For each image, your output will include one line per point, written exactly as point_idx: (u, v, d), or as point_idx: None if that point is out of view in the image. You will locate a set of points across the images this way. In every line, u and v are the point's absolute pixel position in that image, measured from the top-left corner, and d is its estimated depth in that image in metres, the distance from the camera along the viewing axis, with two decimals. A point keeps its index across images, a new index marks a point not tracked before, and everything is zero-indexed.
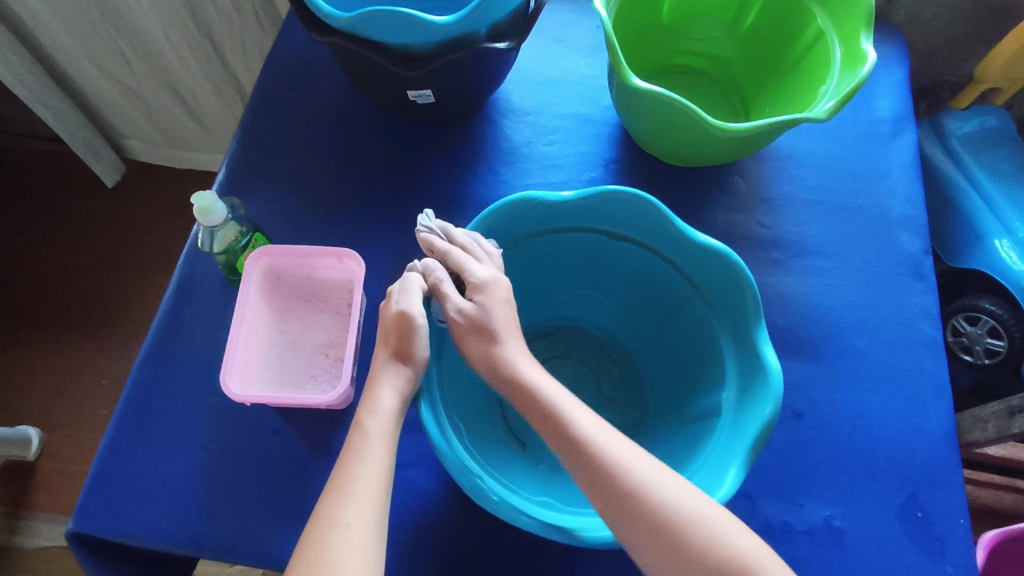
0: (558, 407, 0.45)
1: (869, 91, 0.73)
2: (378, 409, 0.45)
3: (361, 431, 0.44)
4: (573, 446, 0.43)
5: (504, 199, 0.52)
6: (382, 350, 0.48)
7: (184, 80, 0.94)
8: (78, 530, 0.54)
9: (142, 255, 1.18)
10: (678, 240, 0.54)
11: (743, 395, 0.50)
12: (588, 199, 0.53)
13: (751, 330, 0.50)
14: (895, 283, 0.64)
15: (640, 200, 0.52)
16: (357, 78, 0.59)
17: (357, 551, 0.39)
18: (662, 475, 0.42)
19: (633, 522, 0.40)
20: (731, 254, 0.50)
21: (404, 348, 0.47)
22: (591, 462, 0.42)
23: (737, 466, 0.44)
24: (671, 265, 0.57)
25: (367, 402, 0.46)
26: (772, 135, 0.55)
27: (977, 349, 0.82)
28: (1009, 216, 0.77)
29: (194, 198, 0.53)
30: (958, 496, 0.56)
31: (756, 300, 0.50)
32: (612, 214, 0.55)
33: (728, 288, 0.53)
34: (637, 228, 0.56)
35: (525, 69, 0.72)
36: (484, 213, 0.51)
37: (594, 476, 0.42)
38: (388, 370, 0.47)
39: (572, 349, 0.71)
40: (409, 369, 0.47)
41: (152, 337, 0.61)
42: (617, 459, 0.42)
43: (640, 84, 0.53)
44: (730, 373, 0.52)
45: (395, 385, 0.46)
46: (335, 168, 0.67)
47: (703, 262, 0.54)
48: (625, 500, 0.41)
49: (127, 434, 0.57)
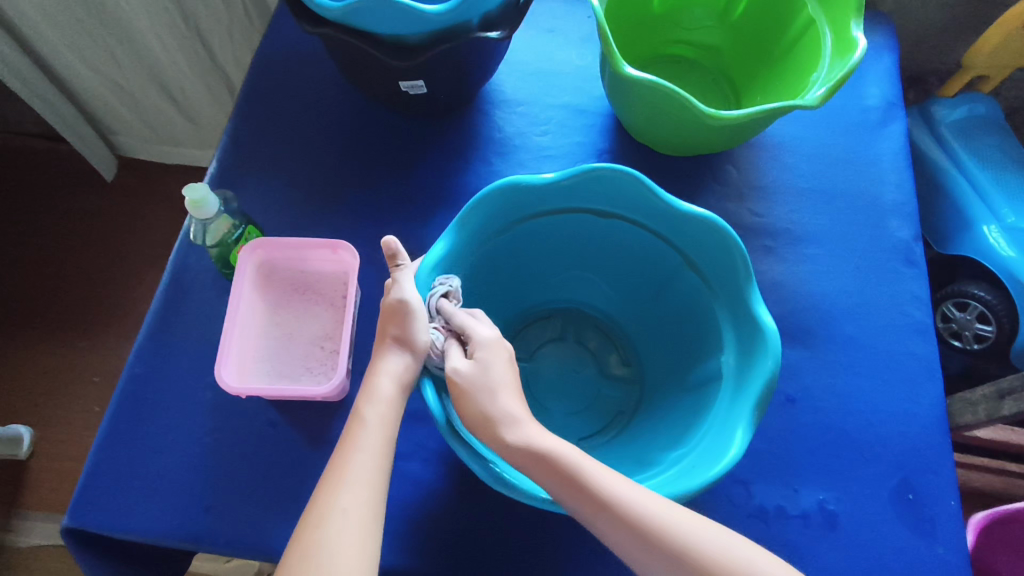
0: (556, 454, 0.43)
1: (859, 79, 0.73)
2: (377, 398, 0.45)
3: (359, 420, 0.44)
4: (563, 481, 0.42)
5: (491, 184, 0.51)
6: (380, 340, 0.48)
7: (172, 73, 0.93)
8: (74, 525, 0.54)
9: (132, 252, 1.17)
10: (668, 213, 0.54)
11: (743, 359, 0.50)
12: (575, 178, 0.53)
13: (745, 296, 0.51)
14: (885, 267, 0.65)
15: (630, 177, 0.52)
16: (349, 68, 0.59)
17: (354, 535, 0.39)
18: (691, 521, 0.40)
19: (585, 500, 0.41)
20: (720, 223, 0.50)
21: (402, 338, 0.47)
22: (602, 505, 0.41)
23: (743, 428, 0.45)
24: (665, 241, 0.57)
25: (364, 391, 0.46)
26: (764, 123, 0.56)
27: (967, 334, 0.83)
28: (997, 202, 0.78)
29: (186, 191, 0.53)
30: (949, 479, 0.57)
31: (747, 266, 0.50)
32: (603, 192, 0.55)
33: (721, 258, 0.53)
34: (626, 205, 0.56)
35: (517, 60, 0.72)
36: (472, 201, 0.50)
37: (596, 511, 0.41)
38: (386, 358, 0.47)
39: (568, 331, 0.71)
40: (405, 361, 0.47)
41: (145, 331, 0.60)
42: (632, 507, 0.40)
43: (633, 72, 0.53)
44: (728, 342, 0.53)
45: (394, 374, 0.46)
46: (327, 161, 0.67)
47: (694, 233, 0.54)
48: (629, 531, 0.40)
49: (123, 429, 0.57)
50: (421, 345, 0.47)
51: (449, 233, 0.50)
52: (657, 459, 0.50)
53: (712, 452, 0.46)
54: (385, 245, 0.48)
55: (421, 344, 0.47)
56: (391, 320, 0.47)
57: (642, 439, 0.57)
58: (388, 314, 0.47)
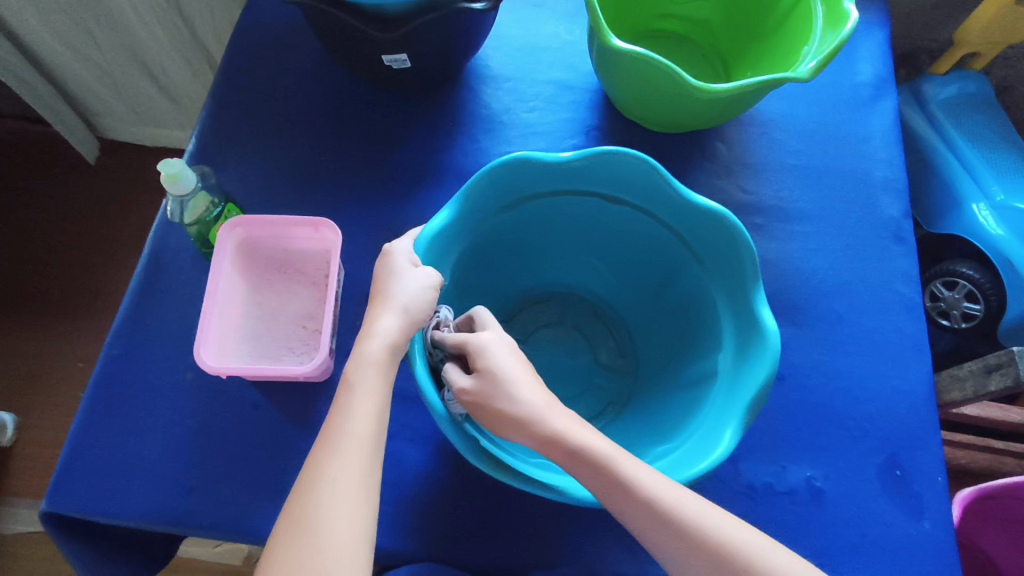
0: (614, 467, 0.40)
1: (851, 55, 0.72)
2: (365, 361, 0.42)
3: (346, 385, 0.42)
4: (573, 457, 0.41)
5: (498, 159, 0.50)
6: (376, 304, 0.45)
7: (151, 49, 0.91)
8: (52, 509, 0.53)
9: (114, 236, 1.15)
10: (674, 202, 0.53)
11: (739, 358, 0.49)
12: (584, 160, 0.51)
13: (747, 291, 0.50)
14: (876, 247, 0.64)
15: (638, 161, 0.50)
16: (331, 42, 0.58)
17: (344, 506, 0.37)
18: (756, 541, 0.39)
19: (599, 475, 0.40)
20: (728, 215, 0.49)
21: (400, 301, 0.44)
22: (667, 527, 0.39)
23: (732, 429, 0.44)
24: (668, 230, 0.56)
25: (355, 351, 0.43)
26: (754, 96, 0.55)
27: (954, 313, 0.83)
28: (985, 179, 0.77)
29: (161, 165, 0.52)
30: (936, 455, 0.57)
31: (754, 263, 0.49)
32: (608, 176, 0.54)
33: (723, 247, 0.52)
34: (632, 191, 0.54)
35: (505, 35, 0.71)
36: (476, 175, 0.49)
37: (609, 488, 0.40)
38: (380, 320, 0.44)
39: (565, 316, 0.70)
40: (400, 323, 0.44)
41: (124, 313, 0.59)
42: (645, 485, 0.40)
43: (621, 44, 0.52)
44: (726, 337, 0.51)
45: (387, 337, 0.43)
46: (309, 137, 0.65)
47: (698, 224, 0.53)
48: (644, 510, 0.39)
49: (101, 412, 0.56)
50: (421, 312, 0.44)
51: (449, 207, 0.48)
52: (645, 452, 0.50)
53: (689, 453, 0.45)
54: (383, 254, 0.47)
55: (420, 313, 0.44)
56: (386, 278, 0.46)
57: (635, 428, 0.56)
58: (385, 272, 0.46)
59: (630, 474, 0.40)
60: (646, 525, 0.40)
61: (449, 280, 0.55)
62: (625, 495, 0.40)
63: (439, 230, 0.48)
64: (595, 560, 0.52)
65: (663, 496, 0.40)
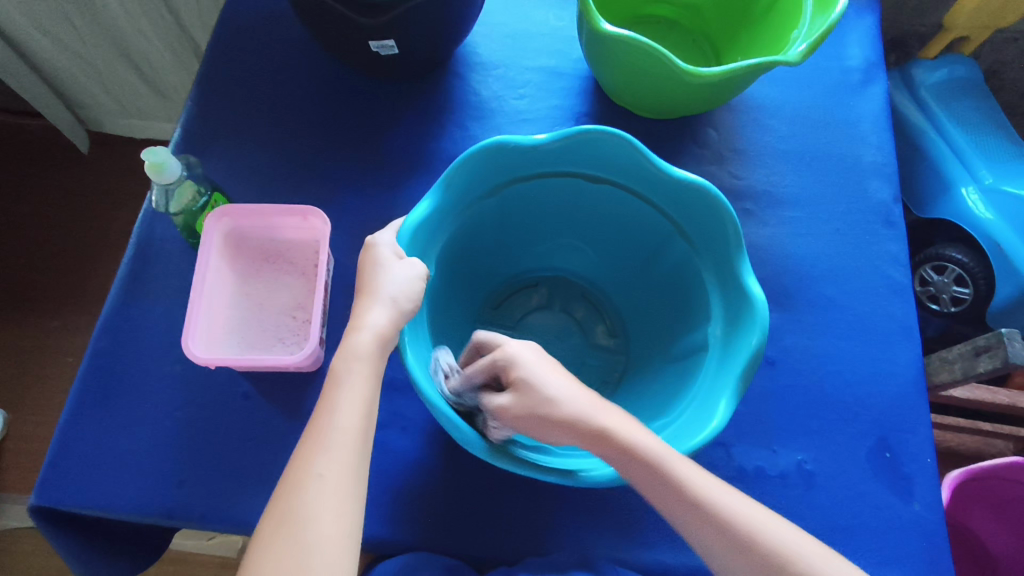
0: (668, 469, 0.40)
1: (841, 38, 0.72)
2: (354, 354, 0.42)
3: (334, 378, 0.41)
4: (624, 459, 0.41)
5: (480, 143, 0.49)
6: (363, 296, 0.44)
7: (135, 38, 0.89)
8: (41, 503, 0.52)
9: (100, 229, 1.13)
10: (659, 180, 0.53)
11: (729, 330, 0.49)
12: (566, 141, 0.51)
13: (735, 265, 0.50)
14: (866, 230, 0.64)
15: (621, 140, 0.50)
16: (317, 28, 0.57)
17: (332, 500, 0.37)
18: (810, 548, 0.40)
19: (650, 480, 0.40)
20: (712, 189, 0.49)
21: (389, 292, 0.44)
22: (726, 536, 0.40)
23: (727, 398, 0.44)
24: (654, 208, 0.56)
25: (343, 343, 0.43)
26: (745, 80, 0.55)
27: (944, 297, 0.84)
28: (976, 164, 0.77)
29: (144, 154, 0.51)
30: (926, 437, 0.58)
31: (739, 236, 0.49)
32: (592, 156, 0.53)
33: (710, 224, 0.52)
34: (617, 170, 0.54)
35: (493, 21, 0.70)
36: (460, 158, 0.49)
37: (667, 493, 0.40)
38: (369, 311, 0.43)
39: (554, 299, 0.70)
40: (389, 315, 0.43)
41: (111, 305, 0.58)
42: (703, 491, 0.40)
43: (609, 28, 0.52)
44: (715, 312, 0.51)
45: (375, 328, 0.43)
46: (296, 126, 0.64)
47: (684, 200, 0.53)
48: (703, 516, 0.40)
49: (90, 405, 0.55)
50: (410, 302, 0.44)
51: (434, 192, 0.48)
52: None
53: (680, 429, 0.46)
54: (367, 246, 0.47)
55: (410, 301, 0.44)
56: (371, 269, 0.45)
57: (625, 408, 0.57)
58: (369, 263, 0.46)
59: (683, 479, 0.40)
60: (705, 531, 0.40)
61: (437, 268, 0.54)
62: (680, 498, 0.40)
63: (424, 217, 0.48)
64: (588, 546, 0.52)
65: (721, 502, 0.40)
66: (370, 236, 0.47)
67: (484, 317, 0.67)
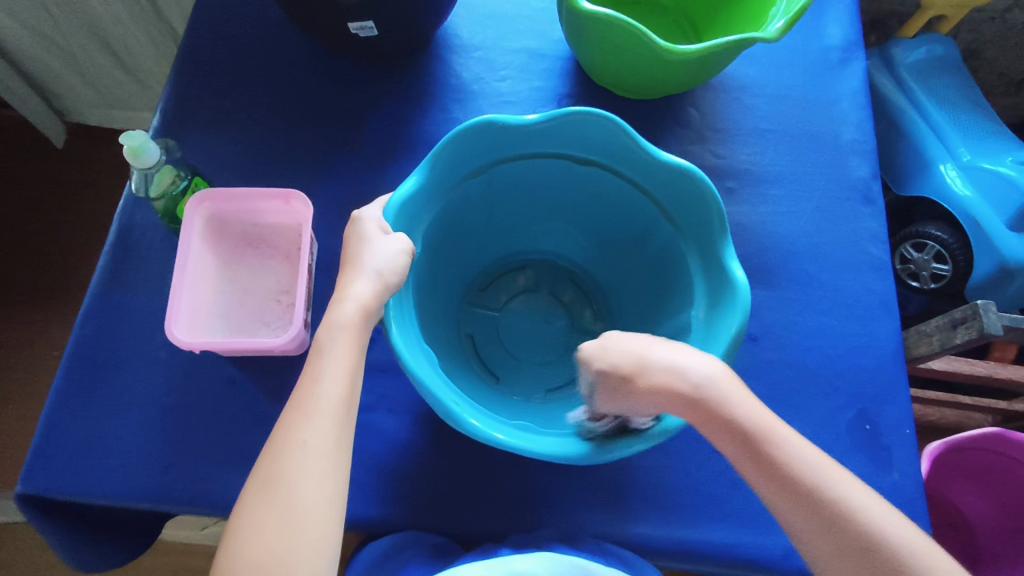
0: (758, 432, 0.42)
1: (820, 17, 0.73)
2: (338, 325, 0.42)
3: (318, 349, 0.42)
4: (723, 422, 0.42)
5: (466, 122, 0.49)
6: (348, 269, 0.45)
7: (112, 26, 0.88)
8: (27, 492, 0.52)
9: (82, 221, 1.12)
10: (644, 161, 0.52)
11: (712, 310, 0.49)
12: (552, 122, 0.51)
13: (718, 248, 0.50)
14: (845, 207, 0.65)
15: (606, 121, 0.50)
16: (294, 10, 0.56)
17: (316, 468, 0.38)
18: (904, 530, 0.40)
19: (746, 445, 0.42)
20: (696, 171, 0.49)
21: (373, 266, 0.44)
22: (813, 504, 0.40)
23: None
24: (639, 191, 0.56)
25: (326, 317, 0.43)
26: (724, 58, 0.55)
27: (924, 274, 0.85)
28: (953, 141, 0.79)
29: (123, 138, 0.50)
30: (905, 408, 0.59)
31: (722, 217, 0.49)
32: (578, 137, 0.53)
33: (693, 205, 0.52)
34: (603, 151, 0.54)
35: (473, 3, 0.70)
36: (446, 137, 0.49)
37: (758, 462, 0.42)
38: (353, 284, 0.43)
39: (541, 283, 0.70)
40: (374, 286, 0.43)
41: (94, 292, 0.58)
42: (801, 461, 0.41)
43: (589, 7, 0.53)
44: (698, 294, 0.52)
45: (358, 300, 0.43)
46: (276, 110, 0.64)
47: (669, 181, 0.53)
48: (790, 484, 0.41)
49: (74, 393, 0.55)
50: (393, 276, 0.44)
51: (419, 171, 0.48)
52: None
53: None
54: (353, 222, 0.47)
55: (394, 276, 0.44)
56: (355, 244, 0.45)
57: None
58: (355, 238, 0.46)
59: (781, 449, 0.42)
60: (789, 505, 0.41)
61: (423, 250, 0.55)
62: (773, 469, 0.41)
63: (409, 195, 0.48)
64: (575, 521, 0.53)
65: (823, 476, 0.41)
66: (355, 213, 0.48)
67: (471, 300, 0.68)
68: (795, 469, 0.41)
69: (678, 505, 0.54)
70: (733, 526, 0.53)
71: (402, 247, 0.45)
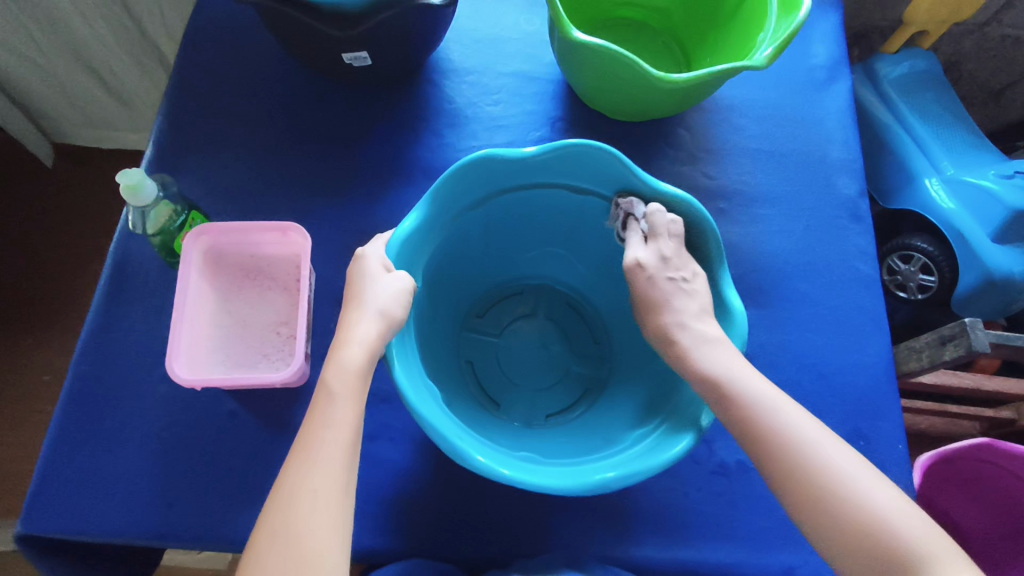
0: (794, 439, 0.42)
1: (807, 37, 0.74)
2: (344, 367, 0.42)
3: (326, 392, 0.42)
4: (758, 427, 0.43)
5: (464, 158, 0.50)
6: (351, 306, 0.45)
7: (99, 50, 0.88)
8: (28, 532, 0.52)
9: (69, 243, 1.11)
10: (642, 192, 0.53)
11: None
12: (550, 155, 0.51)
13: (715, 276, 0.51)
14: (834, 226, 0.66)
15: (604, 153, 0.50)
16: (289, 42, 0.57)
17: (327, 515, 0.38)
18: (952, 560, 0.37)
19: (779, 451, 0.42)
20: (694, 202, 0.50)
21: (376, 305, 0.44)
22: (845, 519, 0.39)
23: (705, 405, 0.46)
24: None
25: (332, 358, 0.43)
26: (714, 84, 0.56)
27: (911, 285, 0.86)
28: (936, 154, 0.81)
29: (120, 176, 0.50)
30: (897, 423, 0.60)
31: (719, 246, 0.51)
32: (576, 168, 0.53)
33: (690, 232, 0.53)
34: (600, 182, 0.54)
35: (464, 28, 0.70)
36: (445, 172, 0.49)
37: (788, 472, 0.41)
38: (357, 324, 0.44)
39: (539, 307, 0.71)
40: (378, 326, 0.44)
41: (90, 327, 0.58)
42: (840, 473, 0.40)
43: (581, 37, 0.53)
44: None
45: (364, 341, 0.43)
46: (270, 140, 0.64)
47: None
48: (821, 496, 0.40)
49: (72, 430, 0.55)
50: (395, 314, 0.44)
51: (419, 207, 0.48)
52: (623, 437, 0.51)
53: (661, 437, 0.46)
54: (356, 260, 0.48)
55: (398, 313, 0.44)
56: (359, 281, 0.46)
57: (608, 415, 0.58)
58: (358, 274, 0.46)
59: (818, 459, 0.41)
60: (815, 517, 0.40)
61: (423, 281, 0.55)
62: (801, 478, 0.41)
63: (410, 232, 0.48)
64: (579, 546, 0.54)
65: (861, 491, 0.40)
66: (358, 250, 0.48)
67: (469, 325, 0.69)
68: (827, 482, 0.40)
69: (678, 526, 0.54)
70: (733, 546, 0.54)
71: (403, 284, 0.46)
